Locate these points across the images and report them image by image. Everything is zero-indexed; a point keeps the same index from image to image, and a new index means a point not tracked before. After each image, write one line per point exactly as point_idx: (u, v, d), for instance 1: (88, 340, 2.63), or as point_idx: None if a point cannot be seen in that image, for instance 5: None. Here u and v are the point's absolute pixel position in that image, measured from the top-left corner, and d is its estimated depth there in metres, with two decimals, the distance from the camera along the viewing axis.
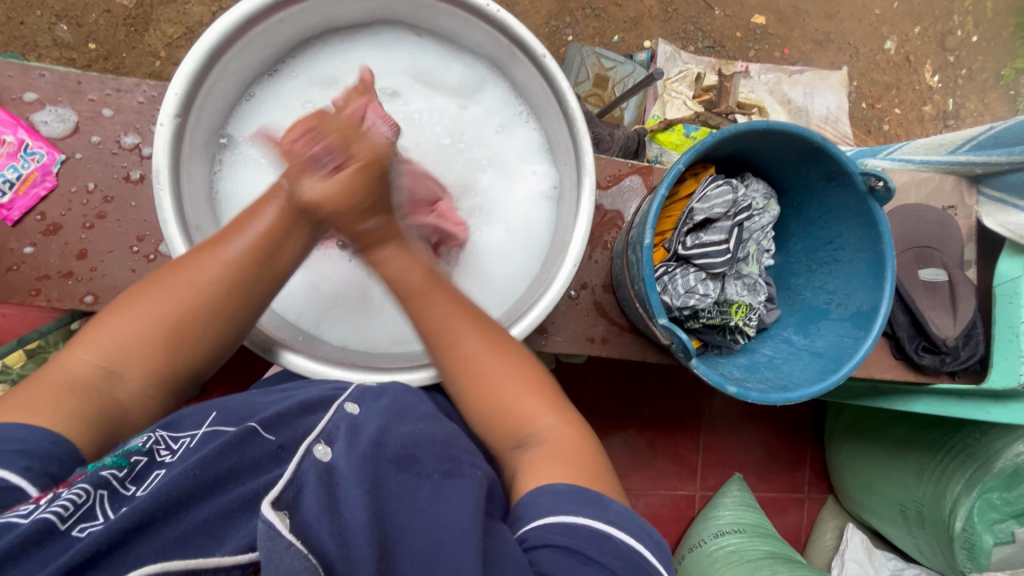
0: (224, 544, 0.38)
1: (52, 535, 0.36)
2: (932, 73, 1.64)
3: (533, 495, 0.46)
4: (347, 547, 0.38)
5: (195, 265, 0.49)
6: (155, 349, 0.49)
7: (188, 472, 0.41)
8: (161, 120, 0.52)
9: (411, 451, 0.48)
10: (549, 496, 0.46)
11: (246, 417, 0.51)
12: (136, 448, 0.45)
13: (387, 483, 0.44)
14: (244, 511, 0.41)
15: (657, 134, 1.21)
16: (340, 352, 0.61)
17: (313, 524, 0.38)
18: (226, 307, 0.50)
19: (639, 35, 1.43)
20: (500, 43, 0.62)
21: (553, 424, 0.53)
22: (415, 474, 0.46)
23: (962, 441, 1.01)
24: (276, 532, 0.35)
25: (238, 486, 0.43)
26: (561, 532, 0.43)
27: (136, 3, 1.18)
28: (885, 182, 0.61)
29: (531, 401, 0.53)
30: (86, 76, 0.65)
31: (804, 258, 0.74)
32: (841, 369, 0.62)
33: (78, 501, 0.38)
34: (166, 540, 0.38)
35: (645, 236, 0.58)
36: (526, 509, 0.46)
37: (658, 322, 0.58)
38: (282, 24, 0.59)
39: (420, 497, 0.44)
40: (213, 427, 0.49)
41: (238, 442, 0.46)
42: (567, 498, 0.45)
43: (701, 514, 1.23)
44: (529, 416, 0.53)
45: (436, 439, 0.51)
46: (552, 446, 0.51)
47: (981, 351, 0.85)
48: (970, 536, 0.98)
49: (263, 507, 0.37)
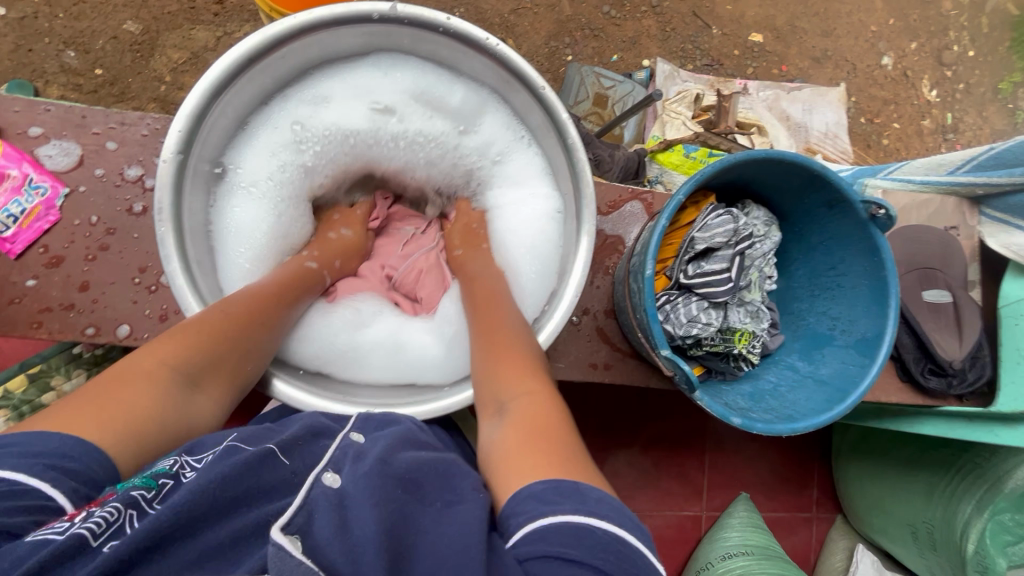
0: (240, 564, 0.39)
1: (83, 551, 0.37)
2: (930, 87, 1.65)
3: (513, 504, 0.43)
4: (356, 557, 0.38)
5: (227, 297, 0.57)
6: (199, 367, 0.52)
7: (208, 491, 0.42)
8: (163, 157, 0.53)
9: (418, 473, 0.47)
10: (526, 503, 0.42)
11: (263, 438, 0.52)
12: (162, 471, 0.44)
13: (396, 506, 0.43)
14: (257, 538, 0.42)
15: (657, 154, 1.22)
16: (339, 389, 0.61)
17: (324, 546, 0.38)
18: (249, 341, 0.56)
19: (637, 54, 1.45)
20: (499, 73, 0.62)
21: (524, 395, 0.53)
22: (423, 500, 0.45)
23: (972, 461, 1.00)
24: (287, 553, 0.36)
25: (254, 508, 0.44)
26: (543, 540, 0.39)
27: (143, 30, 1.20)
28: (887, 210, 0.61)
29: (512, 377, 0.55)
30: (90, 110, 0.66)
31: (807, 283, 0.73)
32: (846, 398, 0.61)
33: (111, 518, 0.39)
34: (186, 559, 0.39)
35: (646, 266, 0.58)
36: (508, 521, 0.42)
37: (660, 354, 0.58)
38: (282, 58, 0.60)
39: (423, 520, 0.43)
40: (232, 443, 0.49)
41: (256, 462, 0.47)
42: (549, 494, 0.42)
43: (708, 535, 1.21)
44: (506, 381, 0.55)
45: (446, 462, 0.50)
46: (524, 419, 0.51)
47: (989, 374, 0.84)
48: (983, 559, 0.94)
49: (274, 531, 0.37)
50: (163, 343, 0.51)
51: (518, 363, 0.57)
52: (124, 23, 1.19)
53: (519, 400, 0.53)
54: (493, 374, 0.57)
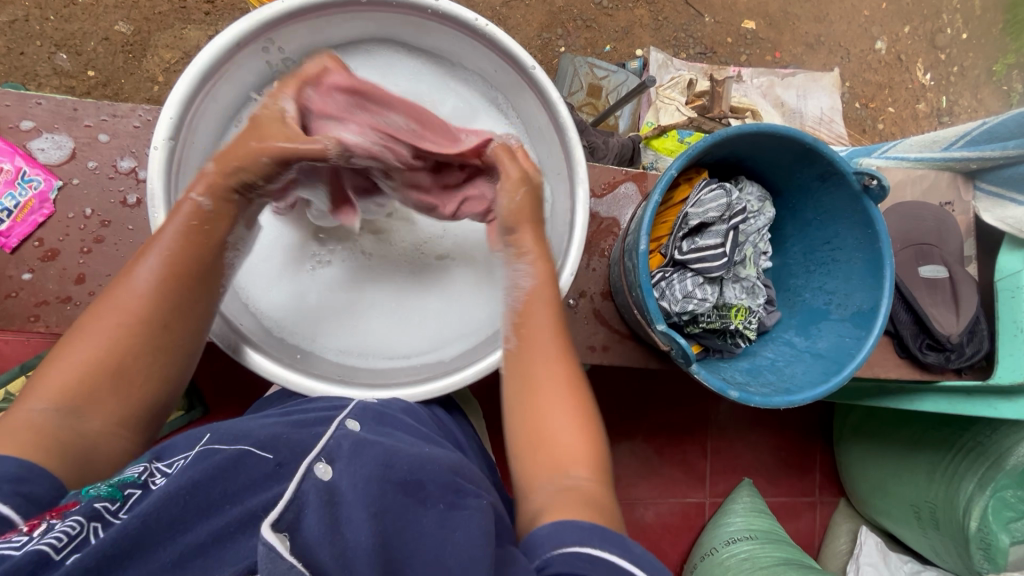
0: (225, 567, 0.37)
1: (46, 566, 0.34)
2: (924, 71, 1.65)
3: (556, 531, 0.44)
4: (348, 567, 0.37)
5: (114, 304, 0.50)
6: (104, 395, 0.48)
7: (180, 494, 0.40)
8: (155, 144, 0.53)
9: (417, 473, 0.46)
10: (573, 532, 0.44)
11: (245, 434, 0.49)
12: (132, 480, 0.42)
13: (391, 505, 0.42)
14: (244, 531, 0.39)
15: (651, 141, 1.22)
16: (337, 369, 0.62)
17: (315, 546, 0.37)
18: (162, 338, 0.51)
19: (631, 43, 1.45)
20: (494, 57, 0.62)
21: (584, 479, 0.50)
22: (421, 502, 0.44)
23: (973, 439, 1.00)
24: (278, 553, 0.34)
25: (237, 506, 0.41)
26: (586, 561, 0.41)
27: (134, 30, 1.20)
28: (879, 180, 0.61)
29: (572, 447, 0.52)
30: (81, 103, 0.66)
31: (802, 258, 0.74)
32: (843, 370, 0.61)
33: (73, 532, 0.36)
34: (162, 565, 0.37)
35: (640, 242, 0.58)
36: (544, 541, 0.44)
37: (656, 329, 0.58)
38: (275, 46, 0.60)
39: (425, 523, 0.42)
40: (207, 446, 0.46)
41: (234, 464, 0.44)
42: (591, 533, 0.44)
43: (712, 522, 1.21)
44: (568, 461, 0.51)
45: (440, 461, 0.49)
46: (581, 496, 0.48)
47: (986, 347, 0.84)
48: (986, 536, 0.95)
49: (263, 529, 0.36)
50: (55, 373, 0.48)
51: (575, 437, 0.52)
52: (115, 24, 1.19)
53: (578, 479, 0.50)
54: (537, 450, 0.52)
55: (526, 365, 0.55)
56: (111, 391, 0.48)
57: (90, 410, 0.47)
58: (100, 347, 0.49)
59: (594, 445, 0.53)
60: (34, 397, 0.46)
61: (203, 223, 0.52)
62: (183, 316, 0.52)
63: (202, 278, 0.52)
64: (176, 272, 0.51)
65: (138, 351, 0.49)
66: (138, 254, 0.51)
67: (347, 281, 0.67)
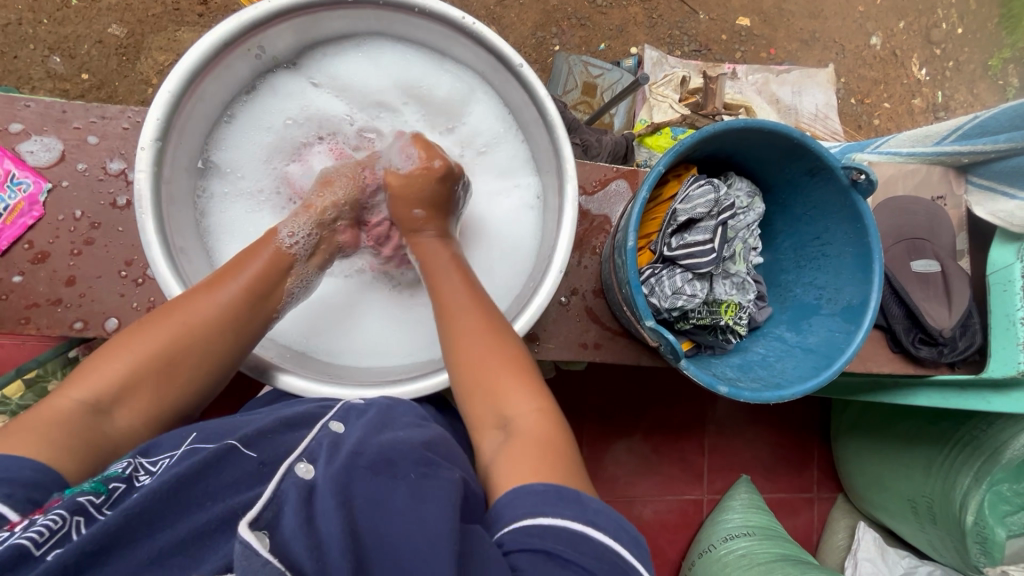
0: (202, 565, 0.37)
1: (27, 560, 0.34)
2: (920, 66, 1.65)
3: (511, 498, 0.44)
4: (322, 559, 0.37)
5: (183, 311, 0.51)
6: (148, 390, 0.50)
7: (162, 491, 0.40)
8: (142, 146, 0.53)
9: (388, 456, 0.47)
10: (527, 498, 0.43)
11: (230, 432, 0.50)
12: (114, 475, 0.42)
13: (361, 490, 0.43)
14: (223, 532, 0.39)
15: (645, 139, 1.22)
16: (328, 369, 0.61)
17: (290, 540, 0.37)
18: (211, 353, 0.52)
19: (625, 41, 1.45)
20: (482, 53, 0.62)
21: (528, 409, 0.52)
22: (394, 480, 0.44)
23: (969, 433, 1.00)
24: (253, 551, 0.34)
25: (218, 503, 0.41)
26: (538, 536, 0.41)
27: (128, 33, 1.20)
28: (867, 174, 0.61)
29: (501, 382, 0.53)
30: (70, 105, 0.66)
31: (793, 254, 0.74)
32: (833, 365, 0.62)
33: (55, 526, 0.36)
34: (140, 562, 0.37)
35: (629, 238, 0.58)
36: (503, 510, 0.44)
37: (645, 325, 0.58)
38: (262, 43, 0.60)
39: (397, 501, 0.43)
40: (192, 445, 0.47)
41: (219, 459, 0.44)
42: (545, 498, 0.43)
43: (709, 518, 1.21)
44: (507, 397, 0.52)
45: (414, 442, 0.49)
46: (524, 436, 0.49)
47: (979, 341, 0.85)
48: (983, 530, 0.95)
49: (240, 527, 0.36)
50: (112, 365, 0.50)
51: (510, 369, 0.54)
52: (108, 27, 1.19)
53: (523, 412, 0.51)
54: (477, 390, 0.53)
55: (443, 305, 0.57)
56: (159, 388, 0.50)
57: (123, 408, 0.49)
58: (149, 351, 0.50)
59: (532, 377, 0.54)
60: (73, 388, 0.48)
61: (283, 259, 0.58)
62: (242, 338, 0.54)
63: (273, 301, 0.57)
64: (255, 294, 0.55)
65: (197, 359, 0.52)
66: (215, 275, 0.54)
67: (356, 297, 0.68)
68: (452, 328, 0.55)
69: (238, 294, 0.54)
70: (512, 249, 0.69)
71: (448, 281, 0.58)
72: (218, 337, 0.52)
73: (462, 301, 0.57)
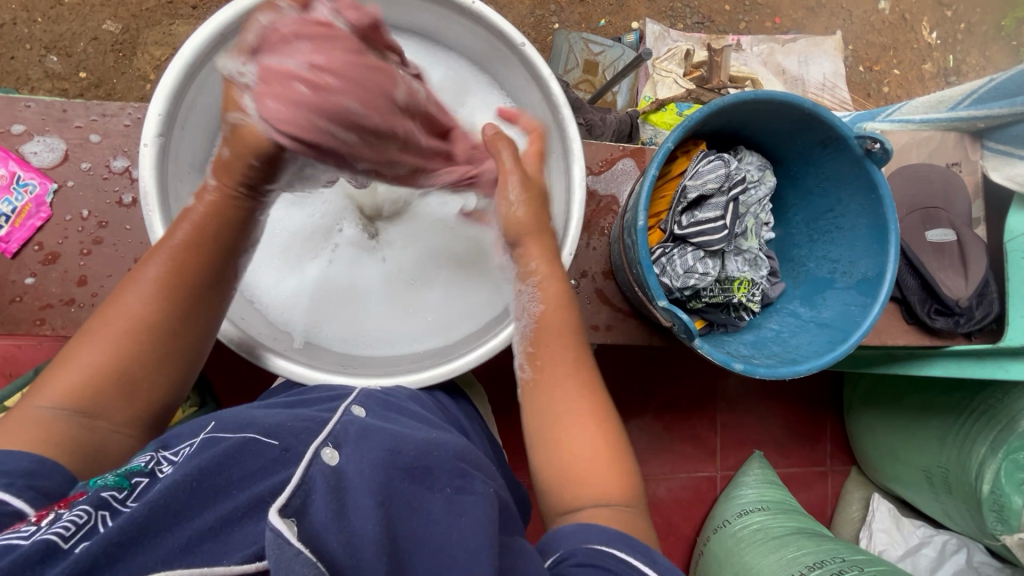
0: (232, 553, 0.36)
1: (56, 554, 0.34)
2: (930, 30, 1.60)
3: (581, 526, 0.49)
4: (356, 555, 0.37)
5: (130, 300, 0.49)
6: (118, 393, 0.49)
7: (184, 483, 0.40)
8: (145, 141, 0.52)
9: (425, 461, 0.47)
10: (600, 531, 0.48)
11: (247, 424, 0.49)
12: (139, 469, 0.43)
13: (399, 495, 0.43)
14: (251, 516, 0.39)
15: (650, 116, 1.19)
16: (341, 359, 0.61)
17: (321, 532, 0.37)
18: (173, 338, 0.50)
19: (625, 16, 1.41)
20: (484, 36, 0.60)
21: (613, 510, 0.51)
22: (428, 489, 0.44)
23: (985, 403, 0.99)
24: (285, 540, 0.34)
25: (244, 491, 0.41)
26: (608, 557, 0.45)
27: (123, 29, 1.19)
28: (882, 143, 0.60)
29: (599, 449, 0.54)
30: (70, 103, 0.65)
31: (805, 228, 0.73)
32: (850, 339, 0.61)
33: (80, 522, 0.36)
34: (172, 549, 0.36)
35: (638, 217, 0.57)
36: (572, 534, 0.48)
37: (657, 305, 0.57)
38: None
39: (434, 509, 0.43)
40: (212, 434, 0.47)
41: (239, 451, 0.44)
42: (614, 535, 0.47)
43: (723, 495, 1.22)
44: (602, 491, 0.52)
45: (448, 449, 0.49)
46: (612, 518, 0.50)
47: (997, 310, 0.83)
48: (999, 498, 0.94)
49: (272, 514, 0.36)
50: (75, 371, 0.48)
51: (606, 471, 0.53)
52: (103, 24, 1.18)
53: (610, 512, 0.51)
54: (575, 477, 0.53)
55: (542, 390, 0.55)
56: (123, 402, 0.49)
57: (96, 411, 0.48)
58: (108, 348, 0.49)
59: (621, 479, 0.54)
60: (39, 400, 0.47)
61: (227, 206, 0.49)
62: (195, 318, 0.51)
63: (195, 274, 0.50)
64: (173, 271, 0.49)
65: (143, 356, 0.49)
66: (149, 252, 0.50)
67: (349, 274, 0.67)
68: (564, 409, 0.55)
69: (166, 276, 0.49)
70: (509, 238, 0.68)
71: (560, 364, 0.56)
72: (153, 332, 0.50)
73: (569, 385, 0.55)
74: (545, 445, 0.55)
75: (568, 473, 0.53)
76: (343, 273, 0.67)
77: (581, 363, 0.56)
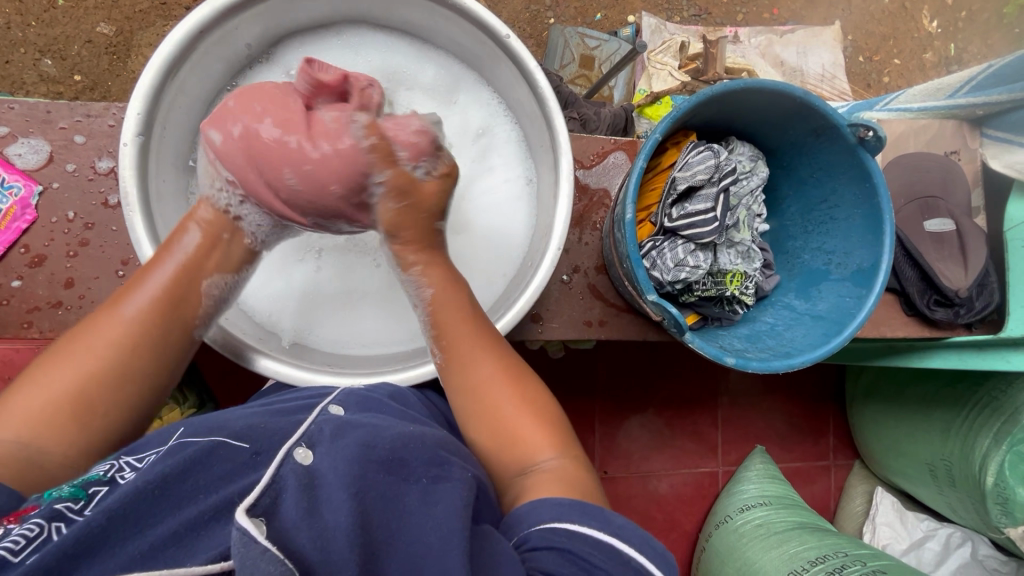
0: (195, 555, 0.36)
1: (5, 567, 0.33)
2: (930, 18, 1.58)
3: (534, 505, 0.46)
4: (327, 548, 0.37)
5: (104, 325, 0.49)
6: (76, 422, 0.47)
7: (146, 490, 0.39)
8: (124, 140, 0.52)
9: (402, 453, 0.46)
10: (552, 507, 0.46)
11: (217, 428, 0.49)
12: (97, 479, 0.42)
13: (374, 486, 0.42)
14: (219, 521, 0.39)
15: (645, 109, 1.18)
16: (330, 359, 0.61)
17: (291, 530, 0.37)
18: (145, 365, 0.50)
19: (622, 10, 1.40)
20: (467, 28, 0.59)
21: (552, 462, 0.52)
22: (404, 479, 0.44)
23: (988, 394, 0.98)
24: (250, 538, 0.34)
25: (211, 495, 0.41)
26: (563, 536, 0.43)
27: (116, 31, 1.18)
28: (875, 131, 0.59)
29: (526, 416, 0.54)
30: (54, 104, 0.65)
31: (800, 219, 0.72)
32: (844, 332, 0.60)
33: (32, 535, 0.36)
34: (131, 556, 0.36)
35: (626, 211, 0.56)
36: (528, 515, 0.46)
37: (647, 299, 0.56)
38: (240, 33, 0.59)
39: (409, 500, 0.43)
40: (180, 438, 0.47)
41: (206, 454, 0.43)
42: (570, 509, 0.46)
43: (726, 489, 1.20)
44: (533, 448, 0.53)
45: (427, 440, 0.49)
46: (552, 475, 0.50)
47: (997, 300, 0.82)
48: (1003, 491, 0.93)
49: (239, 514, 0.36)
50: (34, 398, 0.47)
51: (534, 424, 0.54)
52: (97, 26, 1.17)
53: (549, 465, 0.52)
54: (506, 444, 0.53)
55: (459, 368, 0.55)
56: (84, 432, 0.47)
57: (49, 438, 0.45)
58: (74, 374, 0.48)
59: (557, 428, 0.55)
60: None
61: (213, 242, 0.52)
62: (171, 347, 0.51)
63: (192, 306, 0.52)
64: (170, 302, 0.50)
65: (110, 382, 0.48)
66: (130, 280, 0.51)
67: (330, 277, 0.65)
68: (467, 385, 0.55)
69: (149, 303, 0.50)
70: (502, 237, 0.67)
71: (473, 340, 0.55)
72: (125, 357, 0.49)
73: (471, 364, 0.55)
74: (471, 420, 0.55)
75: (502, 444, 0.53)
76: (325, 277, 0.65)
77: (494, 338, 0.57)
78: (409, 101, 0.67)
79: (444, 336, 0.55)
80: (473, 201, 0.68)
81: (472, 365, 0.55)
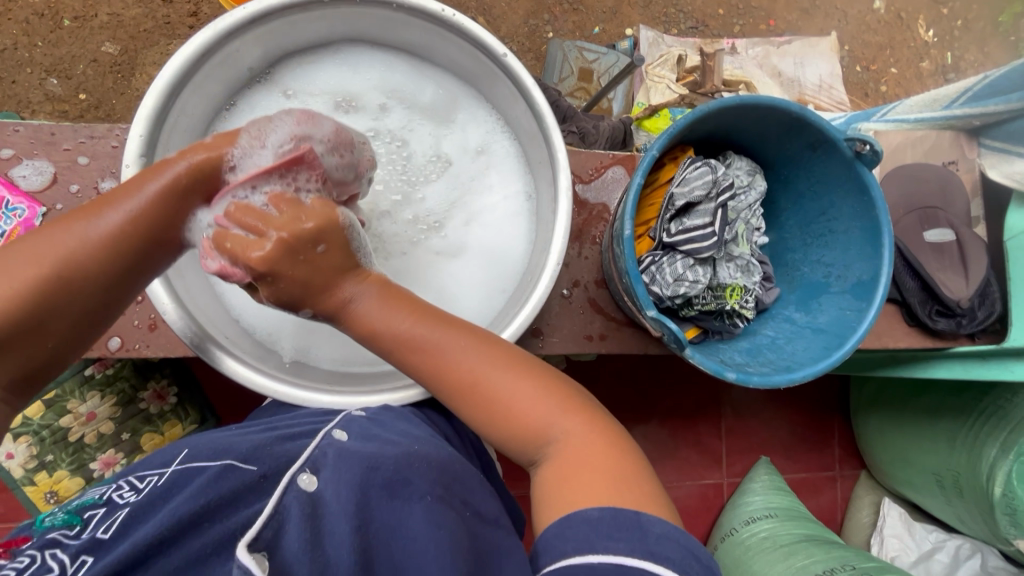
0: None
1: None
2: (926, 27, 1.59)
3: (562, 526, 0.45)
4: None
5: (76, 228, 0.47)
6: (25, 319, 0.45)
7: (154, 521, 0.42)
8: (127, 162, 0.52)
9: (405, 473, 0.46)
10: (580, 526, 0.44)
11: (222, 451, 0.52)
12: (93, 502, 0.46)
13: (376, 515, 0.43)
14: (221, 554, 0.42)
15: (644, 121, 1.18)
16: (329, 376, 0.60)
17: (293, 564, 0.38)
18: (107, 279, 0.48)
19: (619, 24, 1.41)
20: (464, 46, 0.60)
21: (570, 427, 0.50)
22: (407, 501, 0.44)
23: (993, 403, 0.97)
24: None
25: (216, 524, 0.44)
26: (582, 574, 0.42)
27: (121, 50, 1.20)
28: (871, 144, 0.59)
29: (523, 392, 0.50)
30: (58, 127, 0.66)
31: (799, 232, 0.72)
32: (845, 345, 0.59)
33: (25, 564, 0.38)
34: None
35: (624, 227, 0.56)
36: (554, 541, 0.44)
37: (647, 315, 0.56)
38: (243, 55, 0.60)
39: (414, 523, 0.43)
40: (183, 463, 0.50)
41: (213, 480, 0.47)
42: (600, 524, 0.44)
43: (730, 502, 1.19)
44: (542, 424, 0.50)
45: (430, 461, 0.49)
46: (575, 446, 0.49)
47: (999, 309, 0.82)
48: (1011, 501, 0.92)
49: (239, 550, 0.36)
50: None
51: (534, 394, 0.51)
52: (101, 46, 1.19)
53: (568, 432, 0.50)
54: (513, 425, 0.50)
55: (431, 369, 0.50)
56: (26, 342, 0.46)
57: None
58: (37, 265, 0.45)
59: (565, 390, 0.52)
60: None
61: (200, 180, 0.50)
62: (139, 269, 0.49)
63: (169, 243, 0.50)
64: (147, 223, 0.48)
65: (70, 290, 0.46)
66: (115, 192, 0.49)
67: None
68: (444, 379, 0.50)
69: (128, 223, 0.48)
70: (500, 255, 0.67)
71: (436, 339, 0.50)
72: (89, 268, 0.47)
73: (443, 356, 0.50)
74: (467, 408, 0.51)
75: (508, 433, 0.50)
76: None
77: (450, 321, 0.52)
78: (408, 119, 0.69)
79: (400, 343, 0.50)
80: (468, 221, 0.68)
81: (441, 357, 0.50)
